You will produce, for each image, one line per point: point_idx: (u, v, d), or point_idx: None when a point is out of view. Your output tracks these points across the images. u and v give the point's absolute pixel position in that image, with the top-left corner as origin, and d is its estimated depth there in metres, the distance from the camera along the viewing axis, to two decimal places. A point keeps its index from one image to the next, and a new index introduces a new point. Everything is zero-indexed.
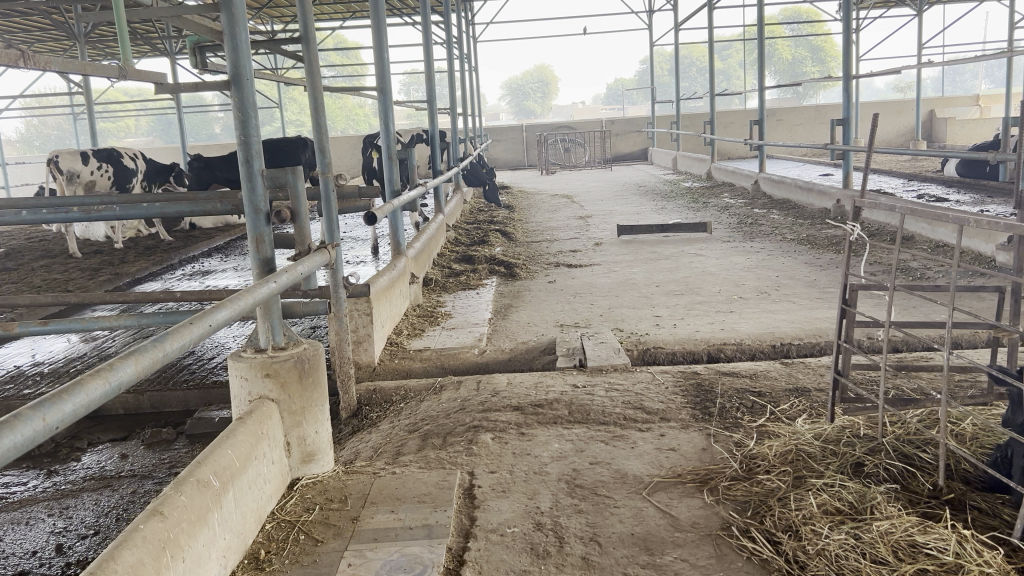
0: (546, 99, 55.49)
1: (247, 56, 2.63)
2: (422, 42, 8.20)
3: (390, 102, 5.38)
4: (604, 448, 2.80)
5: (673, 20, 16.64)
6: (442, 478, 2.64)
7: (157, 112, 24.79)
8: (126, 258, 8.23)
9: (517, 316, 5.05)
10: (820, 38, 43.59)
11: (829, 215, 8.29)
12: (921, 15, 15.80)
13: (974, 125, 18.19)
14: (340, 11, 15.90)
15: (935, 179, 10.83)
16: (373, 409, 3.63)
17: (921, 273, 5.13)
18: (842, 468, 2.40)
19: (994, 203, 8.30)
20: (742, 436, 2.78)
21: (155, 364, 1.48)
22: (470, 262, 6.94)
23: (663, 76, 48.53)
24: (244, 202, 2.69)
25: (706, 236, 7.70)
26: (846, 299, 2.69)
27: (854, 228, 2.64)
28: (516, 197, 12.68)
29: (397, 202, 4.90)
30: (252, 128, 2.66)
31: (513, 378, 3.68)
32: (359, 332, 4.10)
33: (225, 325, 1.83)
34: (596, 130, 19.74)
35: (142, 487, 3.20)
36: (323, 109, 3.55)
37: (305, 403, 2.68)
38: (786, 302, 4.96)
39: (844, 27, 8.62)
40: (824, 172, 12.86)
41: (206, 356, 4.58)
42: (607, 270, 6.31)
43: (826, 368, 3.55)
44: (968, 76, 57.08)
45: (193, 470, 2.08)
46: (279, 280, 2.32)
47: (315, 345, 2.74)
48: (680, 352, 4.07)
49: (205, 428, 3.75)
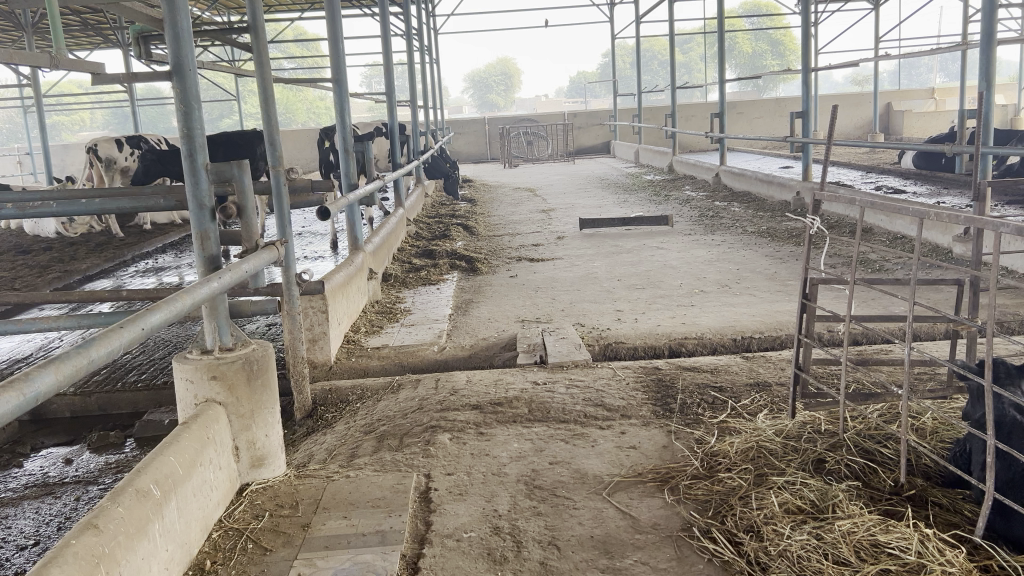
0: (509, 92, 55.43)
1: (190, 46, 2.51)
2: (381, 33, 8.07)
3: (345, 94, 5.26)
4: (564, 448, 2.75)
5: (634, 12, 16.64)
6: (398, 481, 2.56)
7: (114, 105, 24.34)
8: (77, 254, 8.00)
9: (478, 311, 4.98)
10: (778, 32, 44.09)
11: (789, 207, 8.34)
12: (877, 9, 15.99)
13: (930, 118, 18.48)
14: (299, 3, 15.66)
15: (892, 171, 10.97)
16: (328, 410, 3.54)
17: (880, 266, 5.16)
18: (804, 465, 2.37)
19: (951, 195, 8.41)
20: (703, 433, 2.74)
21: (79, 371, 1.38)
22: (430, 257, 6.85)
23: (625, 68, 48.74)
24: (187, 197, 2.58)
25: (668, 229, 7.69)
26: (806, 294, 2.65)
27: (814, 222, 2.61)
28: (479, 190, 12.59)
29: (352, 196, 4.79)
30: (196, 121, 2.55)
31: (473, 376, 3.61)
32: (314, 330, 4.00)
33: (159, 329, 1.73)
34: (559, 123, 19.73)
35: (87, 493, 3.07)
36: (273, 101, 3.44)
37: (253, 406, 2.58)
38: (746, 295, 4.95)
39: (802, 21, 8.66)
40: (784, 164, 12.96)
41: (156, 357, 4.43)
42: (569, 264, 6.26)
43: (787, 362, 3.53)
44: (923, 70, 58.13)
45: (132, 479, 1.98)
46: (223, 279, 2.22)
47: (264, 346, 2.64)
48: (641, 347, 4.03)
49: (155, 431, 3.61)
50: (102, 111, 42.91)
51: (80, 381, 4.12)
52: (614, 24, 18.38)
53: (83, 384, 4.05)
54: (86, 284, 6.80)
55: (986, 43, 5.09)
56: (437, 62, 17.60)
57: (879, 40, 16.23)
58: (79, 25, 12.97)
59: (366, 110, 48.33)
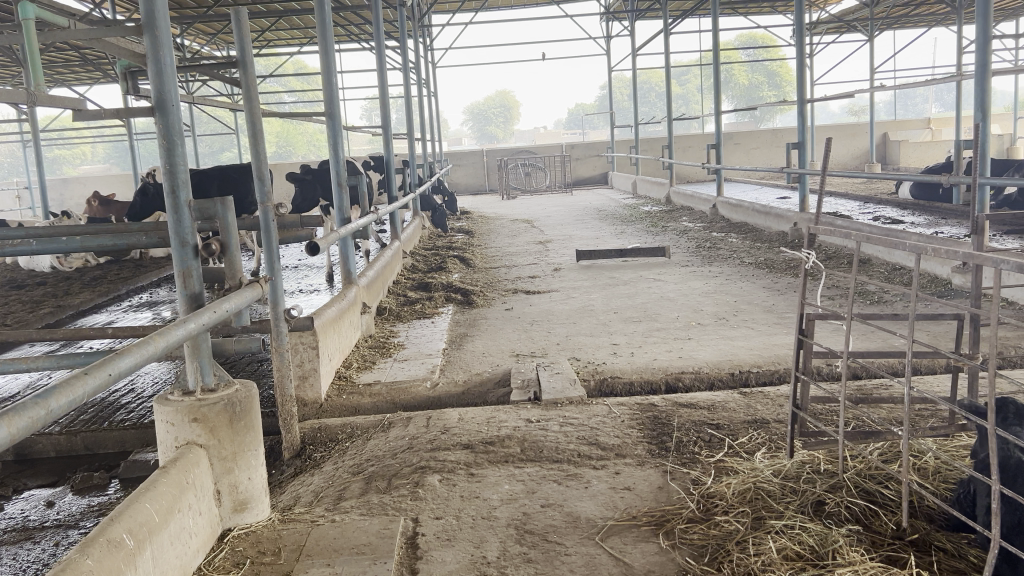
0: (508, 124, 55.74)
1: (173, 81, 2.47)
2: (377, 67, 8.08)
3: (339, 128, 5.23)
4: (556, 489, 2.67)
5: (631, 45, 16.75)
6: (384, 526, 2.48)
7: (113, 139, 24.42)
8: (71, 289, 7.96)
9: (473, 345, 4.91)
10: (774, 63, 44.61)
11: (787, 238, 8.30)
12: (873, 40, 16.10)
13: (927, 148, 18.54)
14: (297, 37, 15.76)
15: (890, 201, 10.95)
16: (317, 449, 3.46)
17: (879, 298, 5.10)
18: (803, 508, 2.30)
19: (949, 225, 8.36)
20: (699, 473, 2.67)
21: (37, 422, 1.32)
22: (426, 290, 6.79)
23: (622, 100, 49.11)
24: (169, 235, 2.53)
25: (664, 261, 7.65)
26: (803, 329, 2.59)
27: (810, 256, 2.55)
28: (476, 222, 12.58)
29: (345, 230, 4.75)
30: (179, 156, 2.51)
31: (465, 414, 3.53)
32: (304, 366, 3.94)
33: (128, 374, 1.68)
34: (557, 155, 19.79)
35: (67, 538, 2.98)
36: (262, 135, 3.40)
37: (236, 448, 2.51)
38: (744, 328, 4.89)
39: (797, 53, 8.68)
40: (781, 194, 12.95)
41: (144, 395, 4.35)
42: (566, 297, 6.20)
43: (784, 398, 3.46)
44: (919, 100, 58.60)
45: (105, 528, 1.90)
46: (202, 318, 2.16)
47: (248, 386, 2.58)
48: (637, 383, 3.96)
49: (139, 472, 3.53)
50: (102, 145, 43.12)
51: (66, 420, 4.03)
52: (610, 56, 18.47)
53: (69, 424, 3.96)
54: (79, 320, 6.75)
55: (982, 73, 5.07)
56: (435, 95, 17.69)
57: (875, 71, 16.33)
58: (77, 61, 13.01)
59: (365, 142, 48.63)
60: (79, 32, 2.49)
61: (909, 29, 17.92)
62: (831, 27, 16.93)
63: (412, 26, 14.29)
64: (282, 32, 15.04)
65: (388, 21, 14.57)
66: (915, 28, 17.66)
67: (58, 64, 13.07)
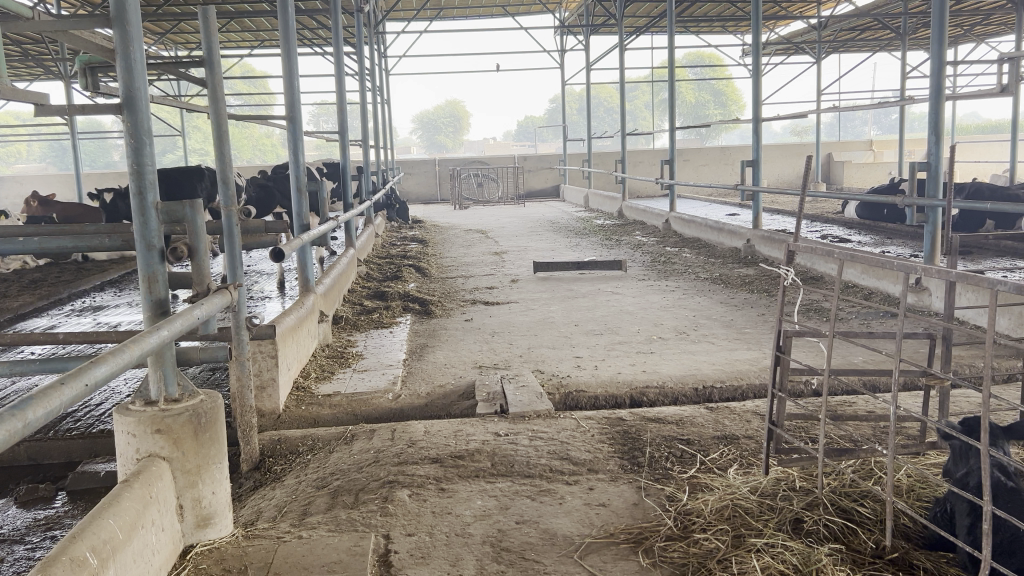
0: (458, 134, 55.74)
1: (144, 78, 2.38)
2: (334, 72, 7.96)
3: (299, 132, 5.11)
4: (531, 505, 2.62)
5: (585, 60, 16.89)
6: (354, 543, 2.40)
7: (52, 138, 23.72)
8: (9, 292, 7.64)
9: (434, 357, 4.83)
10: (721, 83, 45.47)
11: (740, 255, 8.41)
12: (819, 64, 16.53)
13: (869, 170, 19.06)
14: (249, 40, 15.49)
15: (836, 221, 11.19)
16: (276, 462, 3.36)
17: (837, 316, 5.17)
18: (781, 526, 2.30)
19: (896, 246, 8.58)
20: (674, 489, 2.65)
21: (13, 437, 1.24)
22: (383, 299, 6.69)
23: (573, 114, 49.54)
24: (134, 238, 2.42)
25: (621, 274, 7.68)
26: (780, 346, 2.60)
27: (789, 273, 2.54)
28: (430, 232, 12.50)
29: (306, 236, 4.64)
30: (147, 156, 2.40)
31: (431, 427, 3.46)
32: (262, 376, 3.83)
33: (103, 384, 1.59)
34: (509, 166, 19.81)
35: (12, 553, 2.81)
36: (227, 137, 3.31)
37: (200, 461, 2.41)
38: (705, 342, 4.91)
39: (753, 72, 8.83)
40: (731, 211, 13.16)
41: (92, 403, 4.17)
42: (525, 309, 6.17)
43: (751, 414, 3.47)
44: (858, 124, 60.16)
45: (67, 546, 1.78)
46: (173, 326, 2.06)
47: (214, 397, 2.48)
48: (603, 397, 3.94)
49: (88, 484, 3.37)
50: (39, 144, 41.98)
51: None
52: (564, 69, 18.56)
53: None
54: (18, 323, 6.48)
55: (935, 98, 5.22)
56: (387, 102, 17.53)
57: (821, 93, 16.76)
58: (18, 56, 12.59)
59: (313, 148, 48.13)
60: (45, 23, 2.36)
61: (854, 53, 18.38)
62: (780, 49, 17.28)
63: (367, 33, 14.19)
64: (234, 34, 14.77)
65: (343, 26, 14.42)
66: (860, 52, 18.13)
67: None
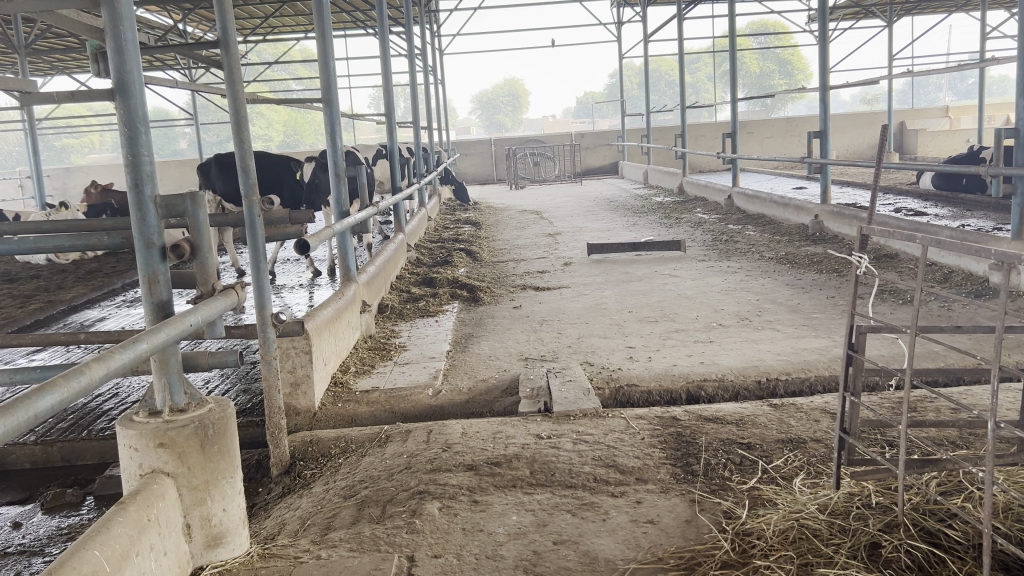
0: (516, 113, 55.36)
1: (138, 63, 2.17)
2: (379, 52, 7.74)
3: (337, 117, 4.88)
4: (571, 522, 2.37)
5: (643, 32, 16.36)
6: (376, 565, 2.18)
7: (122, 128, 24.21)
8: (65, 283, 7.69)
9: (478, 348, 4.60)
10: (786, 52, 44.18)
11: (808, 232, 7.94)
12: (891, 27, 15.68)
13: (945, 138, 18.12)
14: (302, 23, 15.40)
15: (911, 192, 10.56)
16: (307, 465, 3.17)
17: (916, 302, 4.75)
18: (854, 553, 2.00)
19: (976, 218, 8.01)
20: (732, 504, 2.37)
21: None
22: (431, 286, 6.47)
23: (632, 88, 48.74)
24: (133, 235, 2.24)
25: (680, 255, 7.32)
26: (852, 343, 2.29)
27: (862, 260, 2.20)
28: (483, 213, 12.25)
29: (343, 224, 4.44)
30: (143, 146, 2.20)
31: (469, 427, 3.23)
32: (296, 372, 3.65)
33: (47, 417, 1.36)
34: (566, 144, 19.47)
35: (29, 567, 2.69)
36: (246, 122, 3.09)
37: (209, 476, 2.22)
38: (769, 329, 4.57)
39: (819, 39, 8.28)
40: (797, 184, 12.61)
41: (129, 400, 4.09)
42: (576, 294, 5.88)
43: (821, 413, 3.14)
44: (932, 89, 57.83)
45: None
46: (158, 336, 1.84)
47: (224, 406, 2.29)
48: (656, 392, 3.66)
49: (116, 488, 3.23)
50: (111, 133, 43.45)
51: (43, 428, 3.75)
52: (621, 42, 18.04)
53: (46, 432, 3.69)
54: (71, 315, 6.48)
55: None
56: (442, 82, 17.33)
57: (893, 58, 15.92)
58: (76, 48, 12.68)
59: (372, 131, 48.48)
60: (30, 2, 2.18)
61: (929, 15, 17.41)
62: (849, 12, 16.47)
63: (418, 14, 13.91)
64: (284, 19, 14.71)
65: (393, 7, 14.20)
66: (936, 13, 17.17)
67: (56, 52, 12.75)
